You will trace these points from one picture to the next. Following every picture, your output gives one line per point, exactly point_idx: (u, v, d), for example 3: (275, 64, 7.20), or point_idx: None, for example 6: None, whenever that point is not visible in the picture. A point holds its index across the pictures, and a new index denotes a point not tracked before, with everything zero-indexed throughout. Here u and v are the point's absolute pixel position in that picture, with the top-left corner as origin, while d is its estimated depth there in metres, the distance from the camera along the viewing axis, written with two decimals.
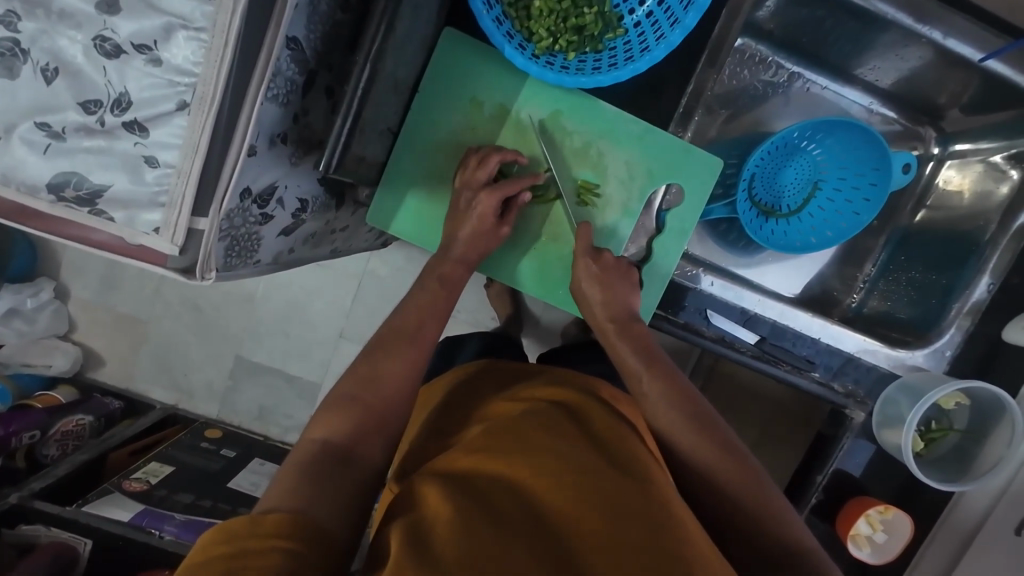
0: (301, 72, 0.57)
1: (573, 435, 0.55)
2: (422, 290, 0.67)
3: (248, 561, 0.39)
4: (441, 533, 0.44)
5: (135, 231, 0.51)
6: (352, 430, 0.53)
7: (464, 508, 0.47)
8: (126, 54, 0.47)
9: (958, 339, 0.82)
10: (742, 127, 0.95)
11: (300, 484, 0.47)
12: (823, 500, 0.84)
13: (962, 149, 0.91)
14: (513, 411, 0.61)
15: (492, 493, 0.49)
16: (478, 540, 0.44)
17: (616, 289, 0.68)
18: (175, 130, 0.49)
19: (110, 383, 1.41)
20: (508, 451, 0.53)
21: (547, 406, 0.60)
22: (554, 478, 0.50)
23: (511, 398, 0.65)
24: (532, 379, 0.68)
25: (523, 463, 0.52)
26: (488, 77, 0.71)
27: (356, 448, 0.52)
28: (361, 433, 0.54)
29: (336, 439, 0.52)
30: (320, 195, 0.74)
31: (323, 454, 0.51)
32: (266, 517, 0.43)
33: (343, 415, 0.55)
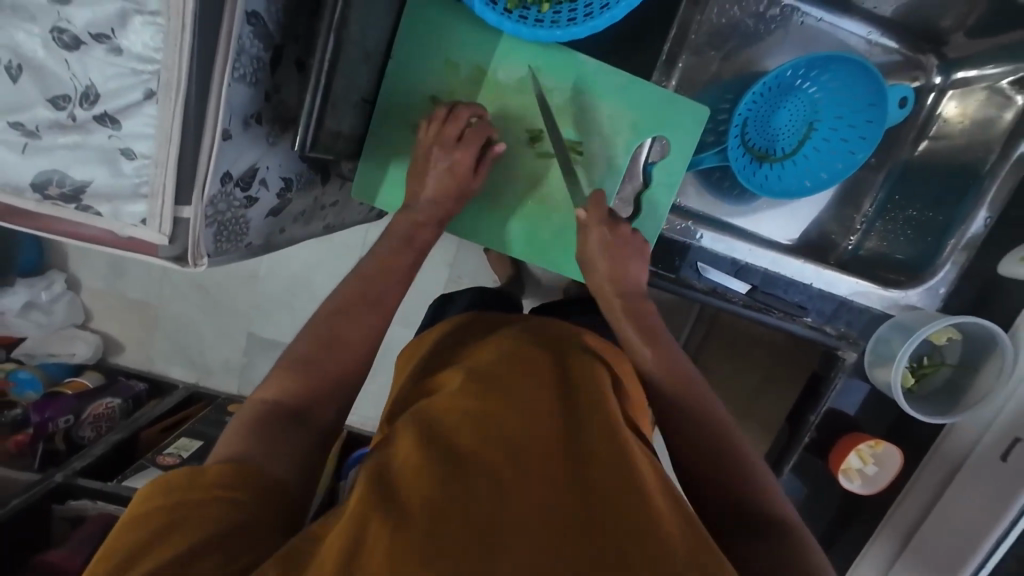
0: (266, 47, 0.56)
1: (549, 395, 0.55)
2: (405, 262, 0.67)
3: (188, 513, 0.43)
4: (413, 482, 0.45)
5: (124, 223, 0.53)
6: (302, 391, 0.55)
7: (435, 462, 0.47)
8: (85, 45, 0.46)
9: (951, 276, 0.82)
10: (734, 67, 0.90)
11: (244, 444, 0.49)
12: (817, 438, 0.88)
13: (966, 77, 0.87)
14: (490, 359, 0.59)
15: (463, 443, 0.48)
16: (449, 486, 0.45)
17: (622, 258, 0.68)
18: (147, 119, 0.49)
19: (133, 366, 1.47)
20: (484, 402, 0.52)
21: (526, 358, 0.59)
22: (528, 435, 0.50)
23: (490, 345, 0.63)
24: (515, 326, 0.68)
25: (497, 418, 0.51)
26: (461, 38, 0.68)
27: (312, 416, 0.54)
28: (316, 393, 0.55)
29: (287, 399, 0.54)
30: (304, 171, 0.74)
31: (274, 412, 0.53)
32: (209, 469, 0.46)
33: (314, 376, 0.56)
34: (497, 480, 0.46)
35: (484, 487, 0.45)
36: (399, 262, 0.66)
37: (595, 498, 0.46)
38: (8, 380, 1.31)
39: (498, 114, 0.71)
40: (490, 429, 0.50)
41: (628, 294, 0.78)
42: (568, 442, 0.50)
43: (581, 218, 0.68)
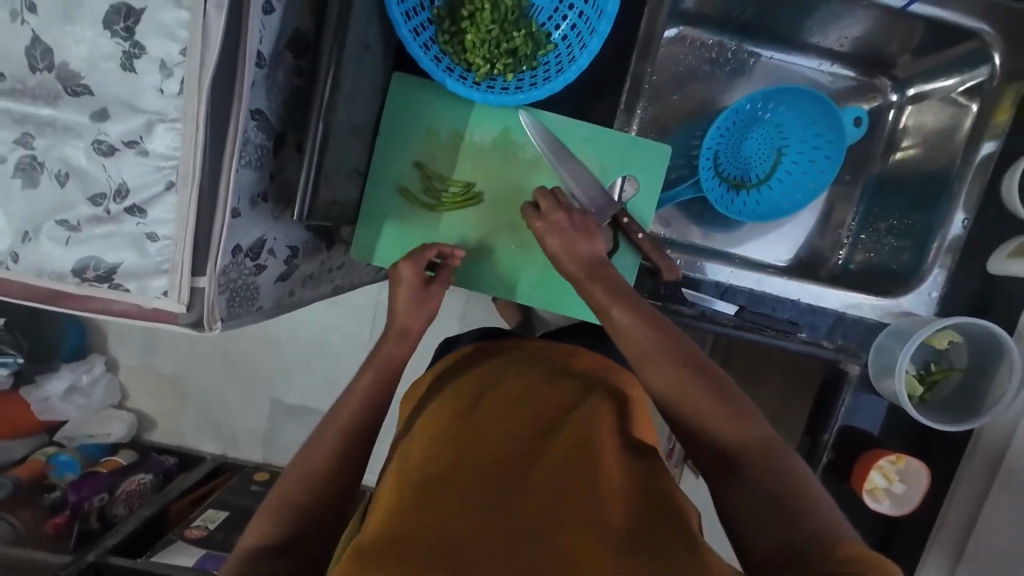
0: (268, 137, 0.65)
1: (527, 417, 0.61)
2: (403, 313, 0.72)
3: None
4: (401, 528, 0.49)
5: (149, 296, 0.60)
6: (281, 513, 0.59)
7: (425, 489, 0.53)
8: (119, 151, 0.55)
9: (942, 279, 0.82)
10: (698, 108, 0.98)
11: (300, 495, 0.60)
12: (835, 458, 0.85)
13: (918, 92, 0.92)
14: (474, 391, 0.66)
15: (452, 470, 0.55)
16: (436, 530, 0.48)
17: (577, 241, 0.67)
18: (168, 207, 0.57)
19: (165, 441, 1.53)
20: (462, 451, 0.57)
21: (504, 388, 0.66)
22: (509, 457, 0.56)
23: (474, 376, 0.70)
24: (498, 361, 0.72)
25: (480, 445, 0.58)
26: (439, 110, 0.77)
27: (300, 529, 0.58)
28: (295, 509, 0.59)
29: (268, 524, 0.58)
30: (309, 239, 0.83)
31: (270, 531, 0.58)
32: None
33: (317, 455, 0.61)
34: (483, 499, 0.52)
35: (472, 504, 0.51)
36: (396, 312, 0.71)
37: (571, 515, 0.50)
38: (49, 464, 1.38)
39: (477, 173, 0.78)
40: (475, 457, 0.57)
41: None
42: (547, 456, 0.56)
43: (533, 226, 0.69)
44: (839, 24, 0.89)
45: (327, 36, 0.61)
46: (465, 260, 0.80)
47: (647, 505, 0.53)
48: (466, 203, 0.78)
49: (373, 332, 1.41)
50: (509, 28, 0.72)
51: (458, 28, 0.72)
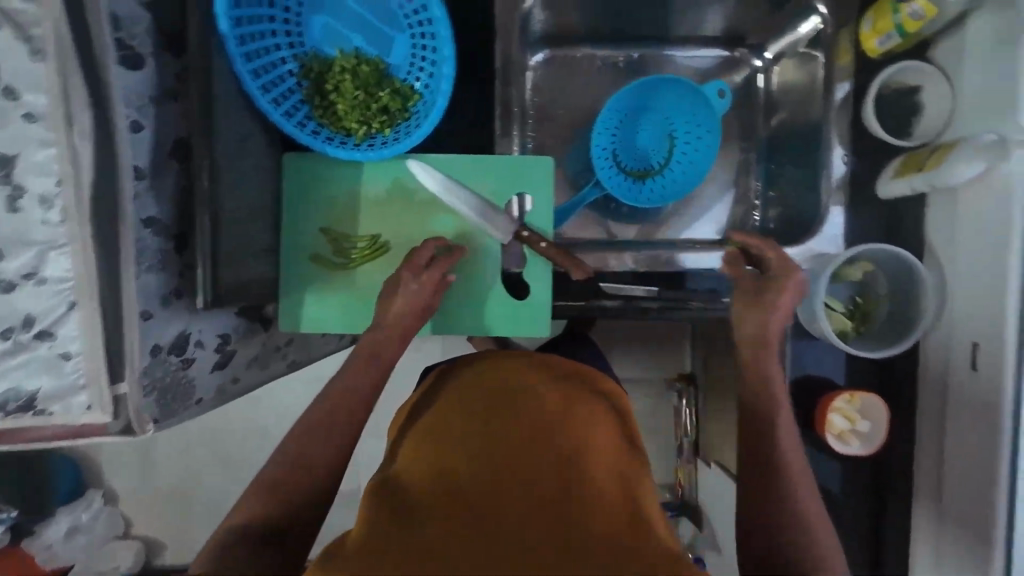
0: (166, 239, 0.69)
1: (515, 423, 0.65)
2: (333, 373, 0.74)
3: None
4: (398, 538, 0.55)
5: (74, 414, 0.62)
6: (281, 510, 0.61)
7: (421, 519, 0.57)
8: (18, 285, 0.59)
9: (846, 217, 0.85)
10: (584, 116, 1.04)
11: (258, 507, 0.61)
12: (799, 412, 0.85)
13: (775, 54, 0.97)
14: (460, 405, 0.69)
15: (446, 495, 0.59)
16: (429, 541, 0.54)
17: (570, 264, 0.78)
18: (74, 325, 0.60)
19: (175, 562, 1.50)
20: (457, 465, 0.62)
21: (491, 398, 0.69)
22: (500, 478, 0.60)
23: (459, 385, 0.73)
24: (482, 363, 0.76)
25: (474, 467, 0.62)
26: (333, 176, 0.82)
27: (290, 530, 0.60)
28: (296, 508, 0.61)
29: (267, 519, 0.60)
30: (241, 323, 0.86)
31: (262, 531, 0.59)
32: None
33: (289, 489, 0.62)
34: (475, 522, 0.56)
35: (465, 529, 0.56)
36: None
37: (549, 525, 0.56)
38: None
39: (380, 225, 0.82)
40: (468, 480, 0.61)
41: (544, 333, 0.84)
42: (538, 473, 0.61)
43: (543, 247, 0.78)
44: (693, 13, 0.95)
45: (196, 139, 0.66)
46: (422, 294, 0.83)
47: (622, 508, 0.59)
48: (375, 254, 0.82)
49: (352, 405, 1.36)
50: (374, 89, 0.78)
51: (328, 101, 0.77)
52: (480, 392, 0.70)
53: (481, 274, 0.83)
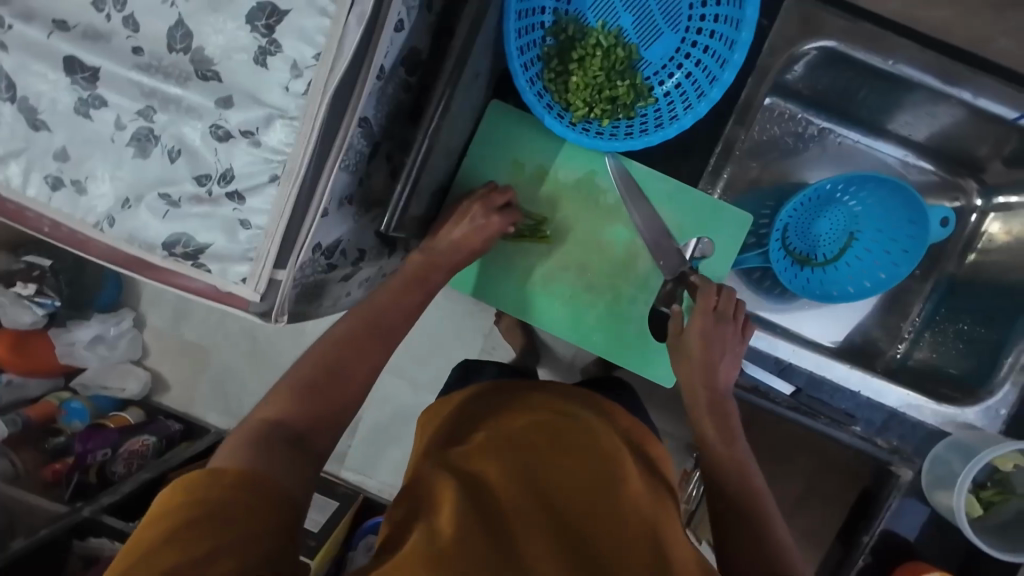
0: (368, 144, 0.66)
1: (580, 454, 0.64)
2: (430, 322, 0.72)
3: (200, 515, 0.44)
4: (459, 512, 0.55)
5: (226, 280, 0.60)
6: (303, 416, 0.56)
7: (468, 514, 0.55)
8: (234, 138, 0.57)
9: (1013, 397, 0.79)
10: (773, 177, 0.98)
11: (246, 451, 0.51)
12: (871, 563, 0.81)
13: (1006, 202, 0.90)
14: (518, 408, 0.72)
15: (497, 515, 0.56)
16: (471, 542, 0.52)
17: (717, 352, 0.68)
18: (266, 198, 0.58)
19: (174, 407, 1.52)
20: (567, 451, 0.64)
21: (538, 428, 0.67)
22: (540, 519, 0.57)
23: (484, 394, 0.78)
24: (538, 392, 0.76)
25: (511, 483, 0.60)
26: (530, 142, 0.78)
27: (309, 442, 0.55)
28: (313, 423, 0.57)
29: (289, 421, 0.55)
30: (375, 245, 0.82)
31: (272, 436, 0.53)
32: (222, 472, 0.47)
33: (306, 399, 0.58)
34: (509, 538, 0.54)
35: (516, 538, 0.54)
36: None
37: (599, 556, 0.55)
38: (60, 409, 1.40)
39: (554, 209, 0.79)
40: (512, 487, 0.59)
41: (666, 383, 0.80)
42: (556, 512, 0.58)
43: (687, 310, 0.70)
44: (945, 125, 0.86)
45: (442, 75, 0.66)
46: (567, 290, 0.79)
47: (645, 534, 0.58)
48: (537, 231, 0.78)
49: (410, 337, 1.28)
50: (614, 76, 0.73)
51: (565, 69, 0.73)
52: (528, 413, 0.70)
53: (632, 298, 0.79)
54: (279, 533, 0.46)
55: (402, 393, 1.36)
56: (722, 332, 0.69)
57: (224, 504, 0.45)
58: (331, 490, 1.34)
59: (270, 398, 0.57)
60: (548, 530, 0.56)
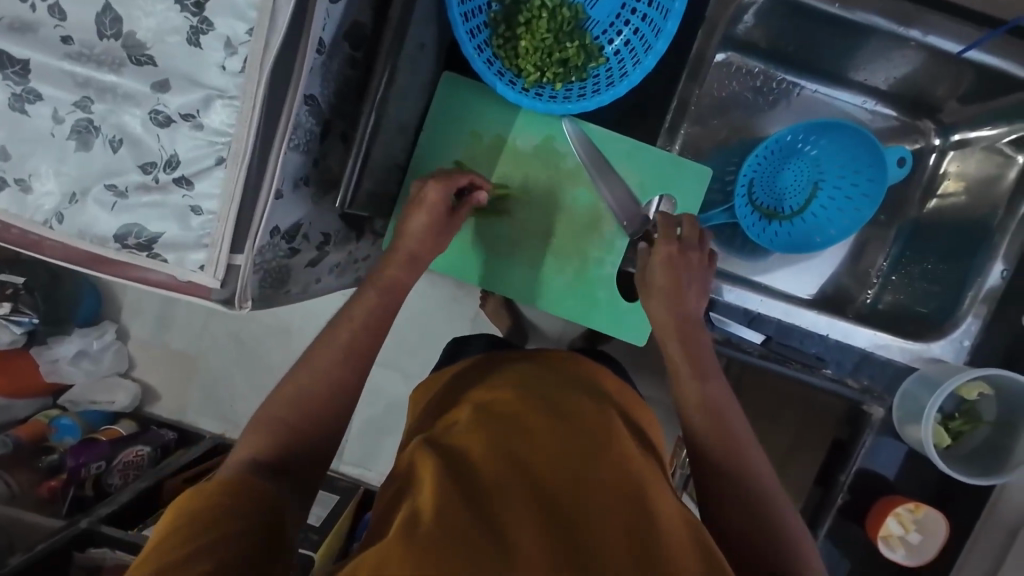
0: (318, 122, 0.65)
1: (560, 421, 0.64)
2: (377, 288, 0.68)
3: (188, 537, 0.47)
4: (438, 480, 0.55)
5: (184, 269, 0.59)
6: (279, 431, 0.58)
7: (448, 485, 0.54)
8: (175, 123, 0.56)
9: (976, 328, 0.81)
10: (736, 134, 0.98)
11: (244, 462, 0.55)
12: (850, 501, 0.83)
13: (962, 139, 0.91)
14: (498, 381, 0.73)
15: (477, 483, 0.56)
16: (452, 508, 0.52)
17: (682, 279, 0.70)
18: (215, 182, 0.57)
19: (166, 416, 1.50)
20: (546, 418, 0.64)
21: (516, 401, 0.67)
22: (522, 486, 0.56)
23: (464, 372, 0.79)
24: (517, 364, 0.77)
25: (492, 455, 0.59)
26: (485, 112, 0.78)
27: (286, 463, 0.57)
28: (293, 433, 0.59)
29: (268, 440, 0.58)
30: (340, 228, 0.82)
31: (254, 456, 0.56)
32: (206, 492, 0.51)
33: (281, 415, 0.59)
34: (492, 507, 0.54)
35: (501, 506, 0.54)
36: None
37: (586, 513, 0.55)
38: (51, 426, 1.38)
39: (515, 177, 0.79)
40: (494, 459, 0.59)
41: (640, 342, 0.81)
42: (538, 478, 0.58)
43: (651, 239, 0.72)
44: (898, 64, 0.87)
45: (385, 46, 0.65)
46: (534, 258, 0.80)
47: (630, 490, 0.59)
48: (499, 199, 0.78)
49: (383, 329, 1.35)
50: (563, 38, 0.73)
51: (513, 34, 0.73)
52: (507, 386, 0.71)
53: (600, 262, 0.79)
54: (275, 533, 0.50)
55: (394, 383, 1.37)
56: (681, 272, 0.70)
57: (220, 510, 0.49)
58: (329, 483, 1.33)
59: (262, 407, 0.60)
60: (530, 495, 0.55)
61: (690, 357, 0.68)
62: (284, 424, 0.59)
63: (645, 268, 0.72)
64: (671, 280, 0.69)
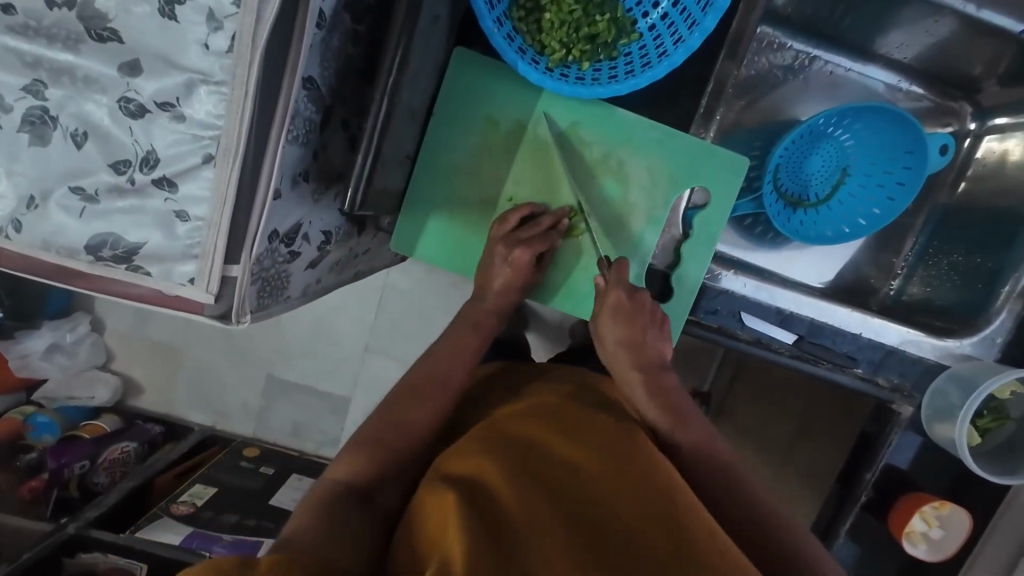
0: (318, 110, 0.57)
1: (593, 442, 0.57)
2: (459, 336, 0.70)
3: None
4: (462, 518, 0.46)
5: (172, 283, 0.52)
6: (366, 472, 0.57)
7: (470, 517, 0.46)
8: (150, 113, 0.47)
9: (1009, 325, 0.79)
10: (761, 114, 0.92)
11: (316, 521, 0.50)
12: (873, 498, 0.82)
13: (1000, 124, 0.86)
14: (521, 399, 0.66)
15: (505, 521, 0.48)
16: (484, 550, 0.43)
17: (638, 324, 0.68)
18: (203, 183, 0.49)
19: (152, 409, 1.42)
20: (578, 440, 0.57)
21: (537, 422, 0.60)
22: (555, 514, 0.49)
23: (484, 387, 0.72)
24: (538, 380, 0.70)
25: (512, 482, 0.52)
26: (504, 95, 0.70)
27: (374, 500, 0.56)
28: (380, 477, 0.58)
29: (354, 480, 0.56)
30: (343, 224, 0.74)
31: (344, 493, 0.55)
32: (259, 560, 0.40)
33: (367, 450, 0.59)
34: (520, 543, 0.46)
35: (535, 550, 0.46)
36: (469, 341, 0.70)
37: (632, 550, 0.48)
38: (26, 424, 1.28)
39: (536, 169, 0.72)
40: (523, 490, 0.51)
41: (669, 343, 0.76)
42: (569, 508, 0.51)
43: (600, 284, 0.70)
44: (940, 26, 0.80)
45: (395, 21, 0.56)
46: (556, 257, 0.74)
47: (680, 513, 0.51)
48: (568, 229, 0.73)
49: (378, 318, 1.30)
50: (592, 11, 0.65)
51: (536, 6, 0.65)
52: (532, 404, 0.64)
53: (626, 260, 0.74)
54: None
55: (394, 373, 1.32)
56: (640, 326, 0.68)
57: None
58: None
59: (342, 456, 0.59)
60: (562, 527, 0.48)
61: (659, 405, 0.65)
62: (375, 466, 0.58)
63: (597, 321, 0.71)
64: (624, 334, 0.68)
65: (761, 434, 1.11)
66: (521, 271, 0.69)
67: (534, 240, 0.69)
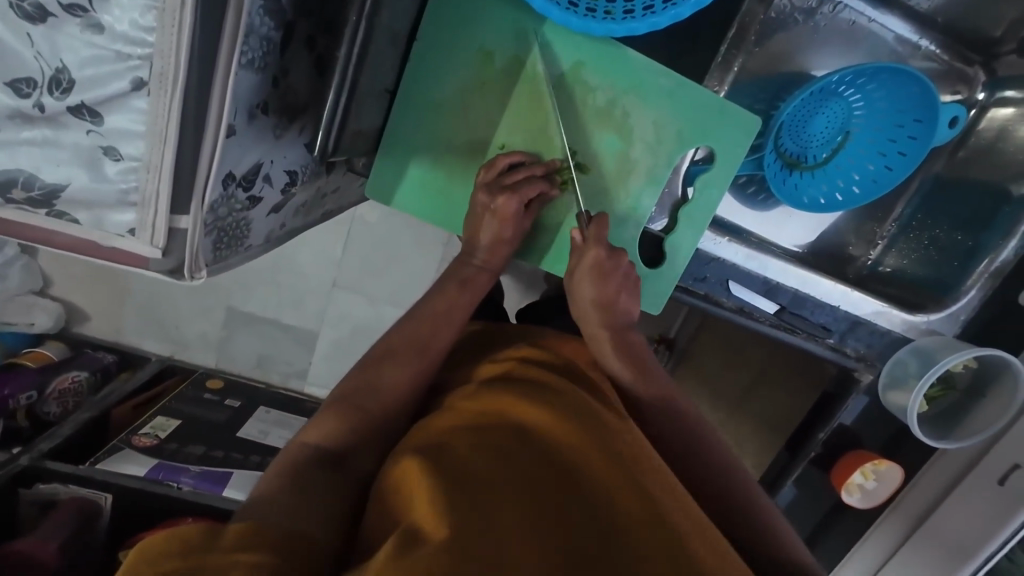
0: (277, 26, 0.46)
1: (572, 405, 0.53)
2: (445, 293, 0.66)
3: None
4: (428, 487, 0.42)
5: (106, 233, 0.44)
6: (338, 436, 0.54)
7: (436, 489, 0.42)
8: (55, 17, 0.37)
9: (974, 302, 0.83)
10: (770, 63, 0.84)
11: (281, 489, 0.46)
12: (821, 453, 0.89)
13: (1009, 96, 0.83)
14: (501, 363, 0.62)
15: (474, 484, 0.44)
16: (451, 518, 0.39)
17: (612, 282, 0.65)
18: (135, 115, 0.40)
19: (101, 337, 1.33)
20: (555, 402, 0.53)
21: (513, 388, 0.55)
22: (531, 480, 0.45)
23: (465, 350, 0.69)
24: (520, 340, 0.67)
25: (482, 451, 0.47)
26: (501, 23, 0.61)
27: (346, 464, 0.52)
28: (357, 443, 0.54)
29: (324, 444, 0.53)
30: (310, 162, 0.64)
31: (314, 459, 0.51)
32: (228, 529, 0.37)
33: (343, 415, 0.56)
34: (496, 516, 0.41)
35: (506, 516, 0.41)
36: (458, 298, 0.66)
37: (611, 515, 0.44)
38: None
39: (533, 114, 0.64)
40: (495, 454, 0.47)
41: (655, 310, 0.74)
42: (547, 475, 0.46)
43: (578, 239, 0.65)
44: None
45: None
46: (547, 214, 0.69)
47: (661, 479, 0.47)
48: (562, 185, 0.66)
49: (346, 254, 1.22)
50: None
51: None
52: (511, 368, 0.60)
53: (621, 223, 0.69)
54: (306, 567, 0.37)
55: (362, 309, 1.27)
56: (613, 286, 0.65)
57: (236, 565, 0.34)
58: (299, 407, 1.29)
59: (316, 420, 0.56)
60: (537, 499, 0.44)
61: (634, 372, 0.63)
62: (349, 428, 0.55)
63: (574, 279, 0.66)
64: (599, 295, 0.64)
65: (717, 381, 1.15)
66: (508, 223, 0.64)
67: (523, 187, 0.62)
